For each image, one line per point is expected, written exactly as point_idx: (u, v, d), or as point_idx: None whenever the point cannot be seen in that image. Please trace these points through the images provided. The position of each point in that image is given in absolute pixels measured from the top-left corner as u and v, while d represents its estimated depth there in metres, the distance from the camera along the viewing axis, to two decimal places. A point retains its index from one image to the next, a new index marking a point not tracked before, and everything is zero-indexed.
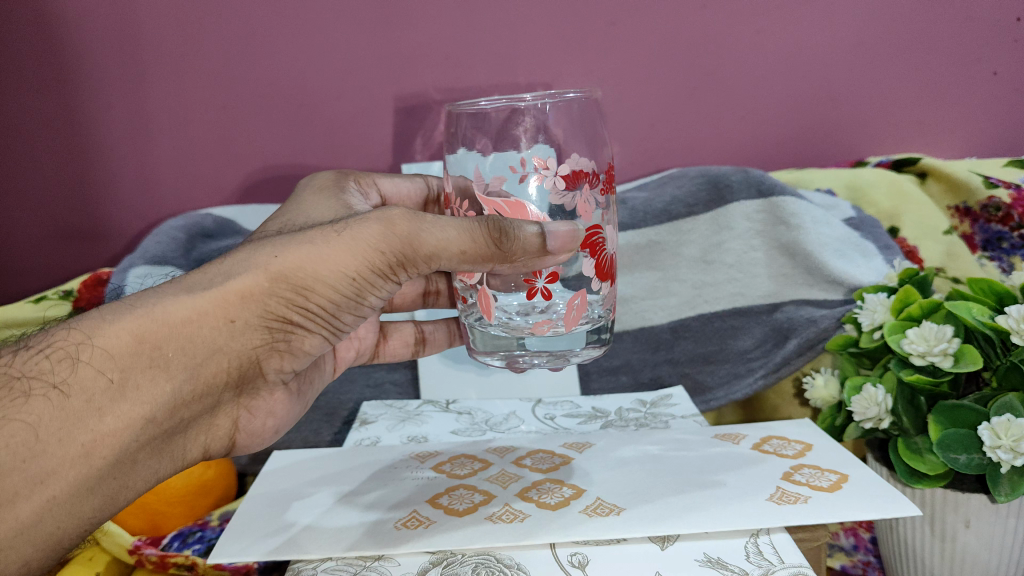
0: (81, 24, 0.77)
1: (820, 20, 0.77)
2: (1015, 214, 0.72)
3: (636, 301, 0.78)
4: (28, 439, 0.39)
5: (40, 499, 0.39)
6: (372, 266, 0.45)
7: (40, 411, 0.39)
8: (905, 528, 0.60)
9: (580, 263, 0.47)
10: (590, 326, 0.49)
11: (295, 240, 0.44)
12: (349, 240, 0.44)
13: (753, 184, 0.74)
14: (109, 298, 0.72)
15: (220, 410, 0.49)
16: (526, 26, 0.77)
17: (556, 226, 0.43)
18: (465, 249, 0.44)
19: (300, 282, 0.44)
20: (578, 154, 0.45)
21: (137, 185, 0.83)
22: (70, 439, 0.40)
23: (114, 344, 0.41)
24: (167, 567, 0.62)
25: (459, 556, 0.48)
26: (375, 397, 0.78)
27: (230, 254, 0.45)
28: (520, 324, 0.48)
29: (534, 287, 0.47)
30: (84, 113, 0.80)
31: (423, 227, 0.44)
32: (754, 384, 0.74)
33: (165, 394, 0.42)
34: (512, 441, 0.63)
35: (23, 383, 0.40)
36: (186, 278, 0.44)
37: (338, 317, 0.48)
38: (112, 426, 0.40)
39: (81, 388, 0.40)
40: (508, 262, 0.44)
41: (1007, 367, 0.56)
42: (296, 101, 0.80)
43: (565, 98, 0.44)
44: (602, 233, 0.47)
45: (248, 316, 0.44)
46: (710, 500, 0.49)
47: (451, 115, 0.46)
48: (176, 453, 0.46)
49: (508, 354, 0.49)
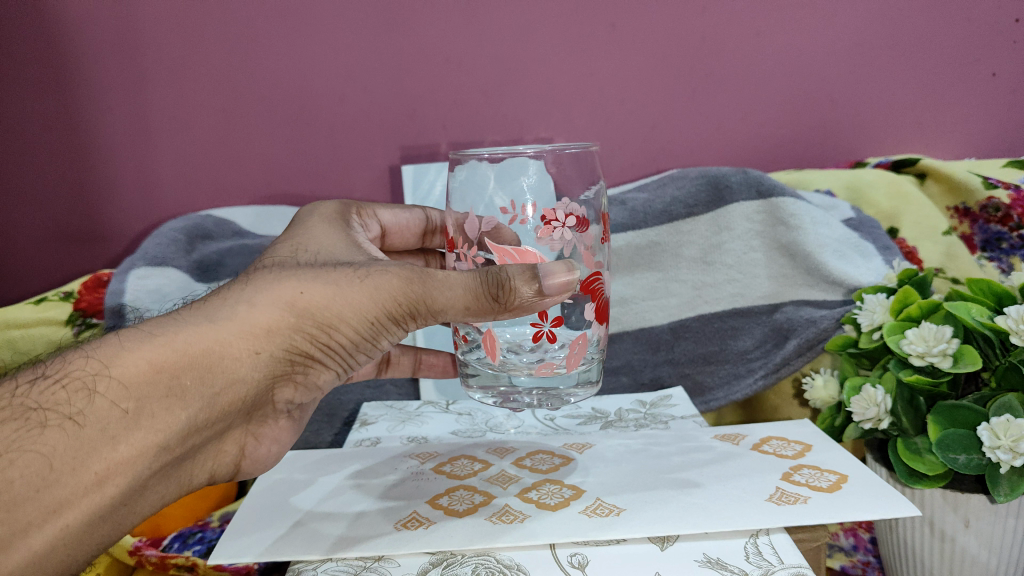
0: (85, 31, 0.78)
1: (821, 21, 0.77)
2: (1014, 214, 0.72)
3: (636, 301, 0.78)
4: (41, 470, 0.38)
5: (53, 528, 0.39)
6: (388, 313, 0.45)
7: (56, 442, 0.39)
8: (905, 529, 0.60)
9: (581, 309, 0.48)
10: (584, 369, 0.50)
11: (318, 277, 0.44)
12: (370, 287, 0.45)
13: (752, 184, 0.74)
14: (110, 301, 0.70)
15: (228, 435, 0.49)
16: (528, 26, 0.77)
17: (554, 270, 0.44)
18: (469, 306, 0.44)
19: (323, 320, 0.44)
20: (568, 198, 0.46)
21: (137, 187, 0.83)
22: (84, 467, 0.39)
23: (132, 373, 0.40)
24: (167, 568, 0.62)
25: (459, 556, 0.47)
26: (375, 398, 0.79)
27: (252, 281, 0.45)
28: (522, 364, 0.49)
29: (540, 331, 0.48)
30: (85, 115, 0.81)
31: (434, 285, 0.44)
32: (754, 384, 0.74)
33: (180, 421, 0.41)
34: (513, 442, 0.63)
35: (38, 414, 0.40)
36: (206, 304, 0.44)
37: (354, 356, 0.48)
38: (125, 454, 0.40)
39: (96, 419, 0.40)
40: (512, 313, 0.44)
41: (1007, 367, 0.56)
42: (299, 102, 0.80)
43: (563, 151, 0.45)
44: (601, 278, 0.48)
45: (272, 348, 0.44)
46: (709, 500, 0.49)
47: (455, 159, 0.47)
48: (183, 478, 0.46)
49: (499, 391, 0.50)
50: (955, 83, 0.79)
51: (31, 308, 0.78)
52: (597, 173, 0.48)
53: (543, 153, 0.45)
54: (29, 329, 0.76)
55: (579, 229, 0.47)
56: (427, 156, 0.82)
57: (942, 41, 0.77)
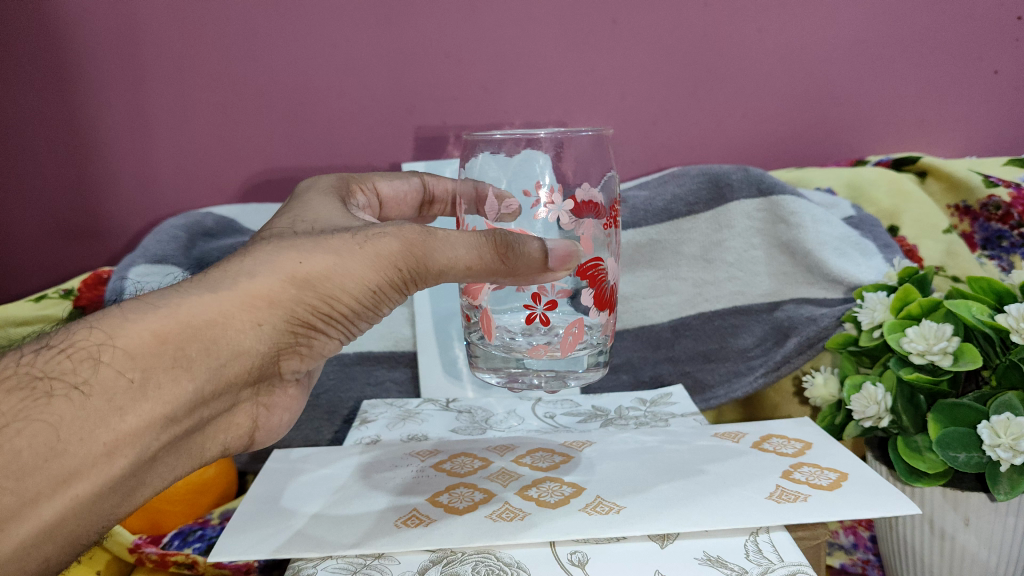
0: (85, 25, 0.77)
1: (822, 18, 0.77)
2: (1015, 213, 0.72)
3: (636, 299, 0.78)
4: (49, 440, 0.38)
5: (63, 498, 0.38)
6: (389, 281, 0.46)
7: (63, 411, 0.38)
8: (904, 526, 0.60)
9: (580, 294, 0.48)
10: (588, 352, 0.49)
11: (318, 245, 0.44)
12: (370, 254, 0.44)
13: (752, 182, 0.74)
14: (109, 297, 0.70)
15: (238, 406, 0.48)
16: (528, 24, 0.77)
17: (556, 244, 0.44)
18: (472, 265, 0.44)
19: (324, 290, 0.44)
20: (588, 185, 0.47)
21: (136, 183, 0.83)
22: (92, 438, 0.38)
23: (136, 344, 0.40)
24: (167, 565, 0.62)
25: (459, 554, 0.47)
26: (375, 396, 0.80)
27: (251, 252, 0.44)
28: (521, 345, 0.49)
29: (533, 313, 0.49)
30: (84, 111, 0.80)
31: (436, 244, 0.44)
32: (754, 383, 0.74)
33: (187, 392, 0.41)
34: (512, 440, 0.63)
35: (45, 383, 0.39)
36: (206, 277, 0.43)
37: (356, 322, 0.49)
38: (133, 426, 0.39)
39: (102, 388, 0.39)
40: (512, 276, 0.45)
41: (1007, 365, 0.56)
42: (299, 100, 0.80)
43: (577, 134, 0.45)
44: (603, 265, 0.48)
45: (274, 320, 0.43)
46: (709, 498, 0.49)
47: (469, 143, 0.48)
48: (194, 449, 0.46)
49: (507, 373, 0.49)
50: (955, 81, 0.79)
51: (30, 304, 0.78)
52: (610, 157, 0.48)
53: (559, 136, 0.45)
54: (28, 326, 0.76)
55: (593, 215, 0.47)
56: (428, 154, 0.82)
57: (943, 40, 0.77)
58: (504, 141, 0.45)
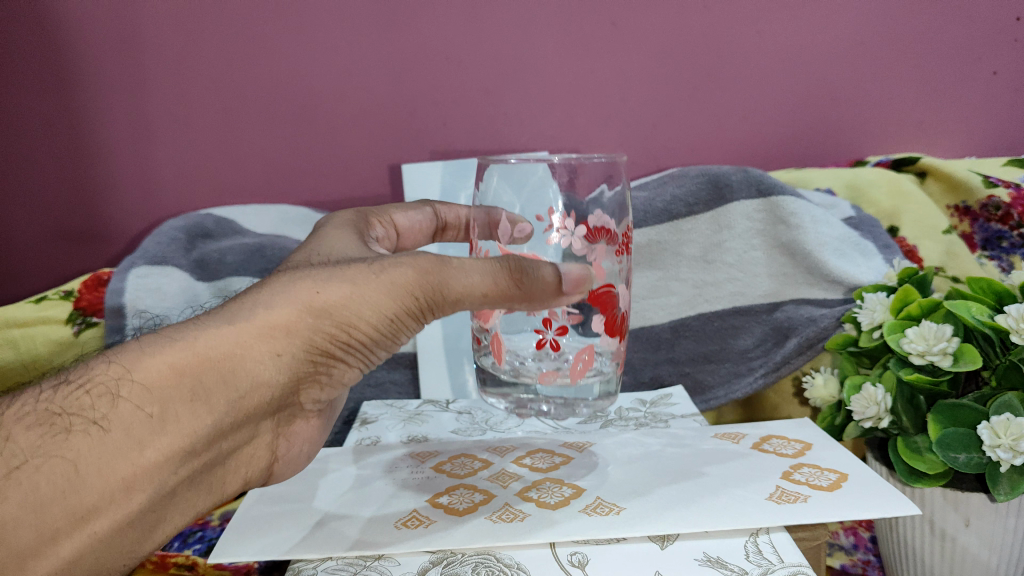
0: (87, 29, 0.77)
1: (822, 19, 0.77)
2: (1014, 213, 0.72)
3: (636, 300, 0.78)
4: (68, 475, 0.38)
5: (82, 535, 0.39)
6: (406, 309, 0.45)
7: (81, 446, 0.38)
8: (905, 528, 0.60)
9: (592, 319, 0.48)
10: (599, 381, 0.49)
11: (336, 275, 0.44)
12: (386, 283, 0.44)
13: (753, 183, 0.75)
14: (109, 299, 0.70)
15: (257, 438, 0.48)
16: (528, 25, 0.77)
17: (567, 268, 0.44)
18: (489, 291, 0.44)
19: (342, 319, 0.44)
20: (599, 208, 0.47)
21: (138, 186, 0.83)
22: (111, 472, 0.39)
23: (154, 378, 0.40)
24: (167, 568, 0.61)
25: (459, 556, 0.47)
26: (375, 397, 0.80)
27: (268, 283, 0.44)
28: (531, 370, 0.49)
29: (544, 338, 0.49)
30: (86, 115, 0.80)
31: (451, 273, 0.44)
32: (754, 383, 0.74)
33: (206, 425, 0.41)
34: (514, 441, 0.63)
35: (64, 419, 0.39)
36: (224, 308, 0.43)
37: (375, 352, 0.48)
38: (152, 459, 0.39)
39: (121, 423, 0.39)
40: (528, 301, 0.44)
41: (1007, 366, 0.56)
42: (300, 102, 0.80)
43: (589, 160, 0.45)
44: (614, 292, 0.48)
45: (293, 350, 0.43)
46: (710, 500, 0.49)
47: (483, 165, 0.48)
48: (216, 485, 0.46)
49: (516, 399, 0.50)
50: (955, 81, 0.79)
51: (30, 306, 0.77)
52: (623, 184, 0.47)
53: (571, 161, 0.44)
54: (29, 328, 0.76)
55: (604, 241, 0.47)
56: (429, 155, 0.82)
57: (943, 41, 0.77)
58: (517, 163, 0.45)
